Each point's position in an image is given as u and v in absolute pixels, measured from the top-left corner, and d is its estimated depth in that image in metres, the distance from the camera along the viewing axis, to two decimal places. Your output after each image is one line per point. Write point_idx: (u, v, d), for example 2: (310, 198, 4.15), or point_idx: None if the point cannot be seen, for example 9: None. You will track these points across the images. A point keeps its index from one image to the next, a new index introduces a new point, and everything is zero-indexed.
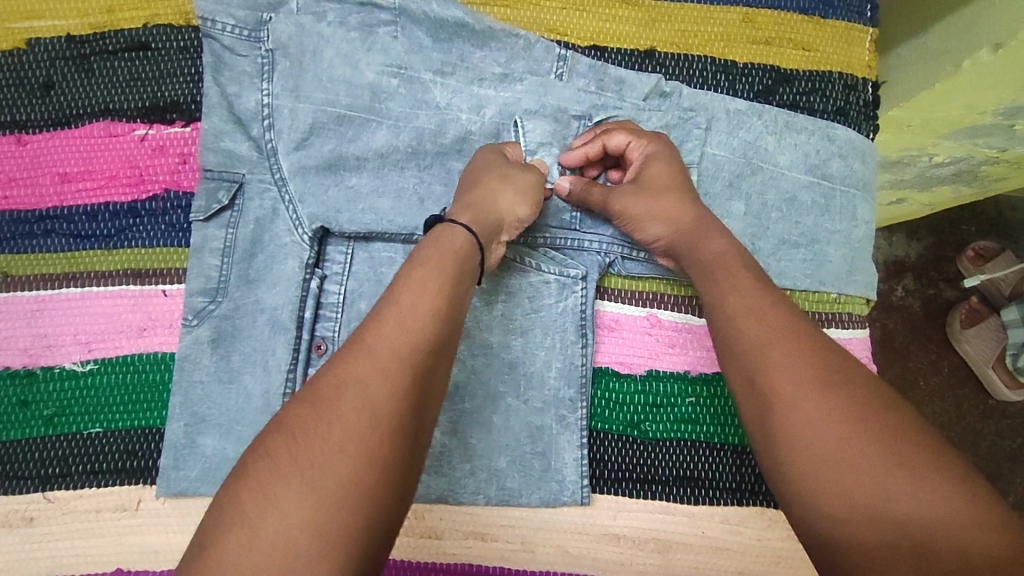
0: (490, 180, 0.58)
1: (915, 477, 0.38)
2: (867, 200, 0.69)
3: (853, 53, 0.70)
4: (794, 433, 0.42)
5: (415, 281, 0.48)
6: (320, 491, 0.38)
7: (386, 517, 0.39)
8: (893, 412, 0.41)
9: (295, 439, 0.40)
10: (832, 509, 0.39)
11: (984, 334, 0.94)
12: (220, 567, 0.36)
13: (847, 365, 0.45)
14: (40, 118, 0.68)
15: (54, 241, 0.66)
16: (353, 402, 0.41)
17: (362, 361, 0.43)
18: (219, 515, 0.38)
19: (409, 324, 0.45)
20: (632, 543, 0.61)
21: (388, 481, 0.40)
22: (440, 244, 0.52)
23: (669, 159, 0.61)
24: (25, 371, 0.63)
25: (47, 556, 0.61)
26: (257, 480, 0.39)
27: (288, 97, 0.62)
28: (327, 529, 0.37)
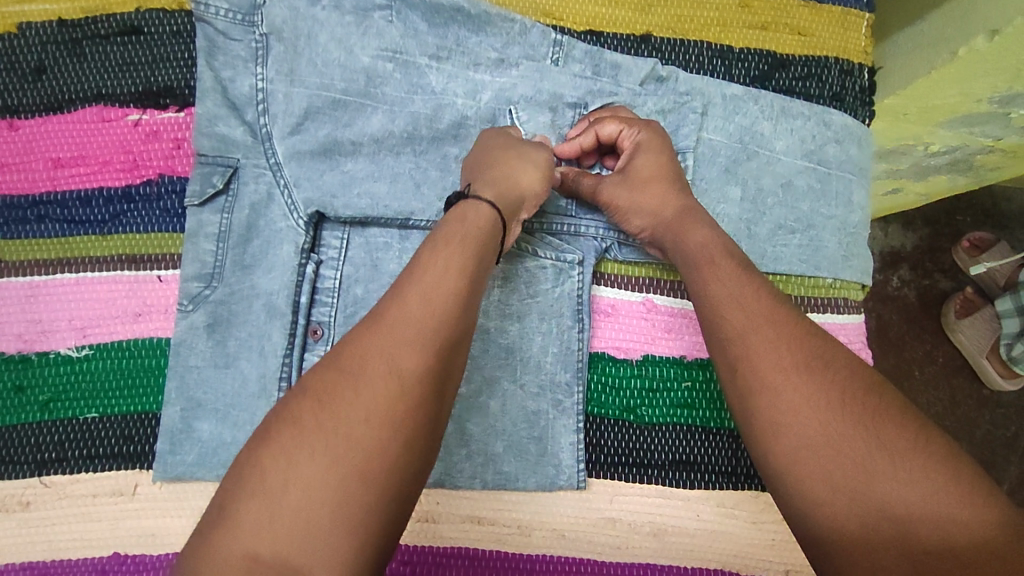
0: (505, 156, 0.58)
1: (912, 455, 0.38)
2: (863, 186, 0.69)
3: (850, 38, 0.70)
4: (782, 418, 0.43)
5: (440, 256, 0.48)
6: (341, 462, 0.38)
7: (404, 492, 0.40)
8: (884, 394, 0.42)
9: (320, 406, 0.40)
10: (815, 489, 0.40)
11: (979, 324, 0.93)
12: (245, 527, 0.37)
13: (839, 350, 0.45)
14: (32, 102, 0.67)
15: (48, 227, 0.66)
16: (379, 374, 0.41)
17: (386, 332, 0.43)
18: (242, 479, 0.39)
19: (436, 298, 0.45)
20: (628, 527, 0.61)
21: (409, 457, 0.40)
22: (464, 221, 0.52)
23: (659, 148, 0.61)
24: (20, 357, 0.63)
25: (44, 540, 0.61)
26: (281, 447, 0.39)
27: (283, 81, 0.62)
28: (347, 499, 0.38)
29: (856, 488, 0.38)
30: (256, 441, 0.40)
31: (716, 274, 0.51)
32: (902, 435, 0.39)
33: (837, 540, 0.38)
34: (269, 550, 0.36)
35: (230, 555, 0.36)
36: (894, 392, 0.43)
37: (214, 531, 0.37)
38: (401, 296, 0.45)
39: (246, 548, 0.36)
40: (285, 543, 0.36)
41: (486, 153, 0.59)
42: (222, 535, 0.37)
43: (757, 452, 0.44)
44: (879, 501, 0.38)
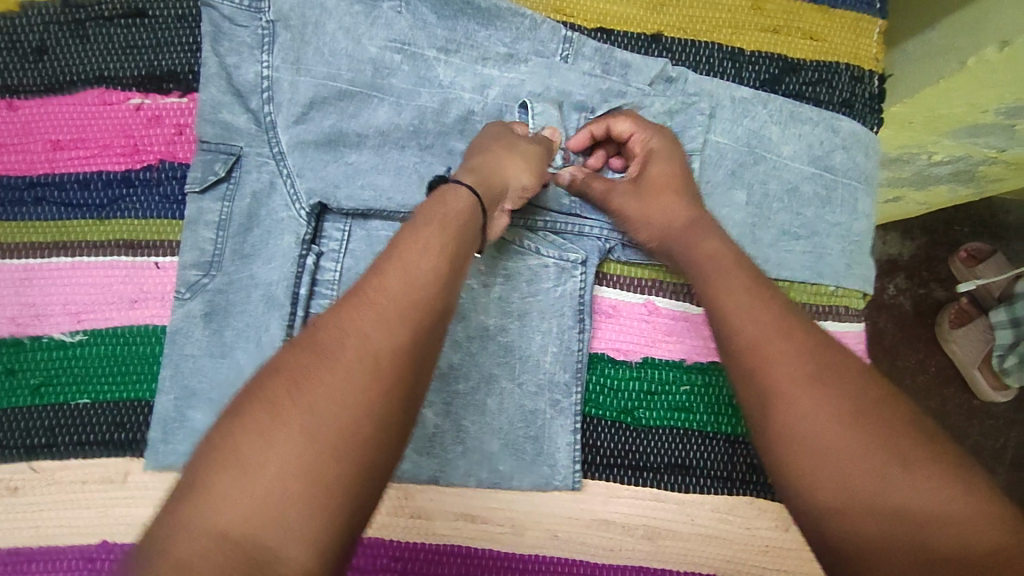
0: (495, 148, 0.58)
1: (910, 475, 0.39)
2: (869, 194, 0.68)
3: (861, 44, 0.70)
4: (795, 429, 0.42)
5: (419, 238, 0.48)
6: (315, 439, 0.38)
7: (377, 472, 0.39)
8: (880, 407, 0.42)
9: (296, 384, 0.40)
10: (827, 503, 0.40)
11: (973, 334, 0.94)
12: (214, 503, 0.36)
13: (842, 362, 0.45)
14: (32, 83, 0.66)
15: (46, 209, 0.65)
16: (355, 353, 0.41)
17: (365, 312, 0.43)
18: (213, 454, 0.38)
19: (414, 277, 0.45)
20: (622, 529, 0.61)
21: (383, 437, 0.40)
22: (445, 203, 0.52)
23: (671, 158, 0.61)
24: (13, 340, 0.62)
25: (34, 526, 0.60)
26: (255, 423, 0.38)
27: (288, 70, 0.61)
28: (321, 479, 0.37)
29: (870, 501, 0.39)
30: (228, 418, 0.39)
31: (723, 283, 0.51)
32: (907, 443, 0.40)
33: (850, 548, 0.38)
34: (241, 528, 0.35)
35: (201, 532, 0.35)
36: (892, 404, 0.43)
37: (183, 506, 0.36)
38: (381, 277, 0.45)
39: (219, 525, 0.35)
40: (257, 521, 0.36)
41: (477, 143, 0.59)
42: (192, 510, 0.36)
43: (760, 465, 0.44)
44: (896, 505, 0.38)
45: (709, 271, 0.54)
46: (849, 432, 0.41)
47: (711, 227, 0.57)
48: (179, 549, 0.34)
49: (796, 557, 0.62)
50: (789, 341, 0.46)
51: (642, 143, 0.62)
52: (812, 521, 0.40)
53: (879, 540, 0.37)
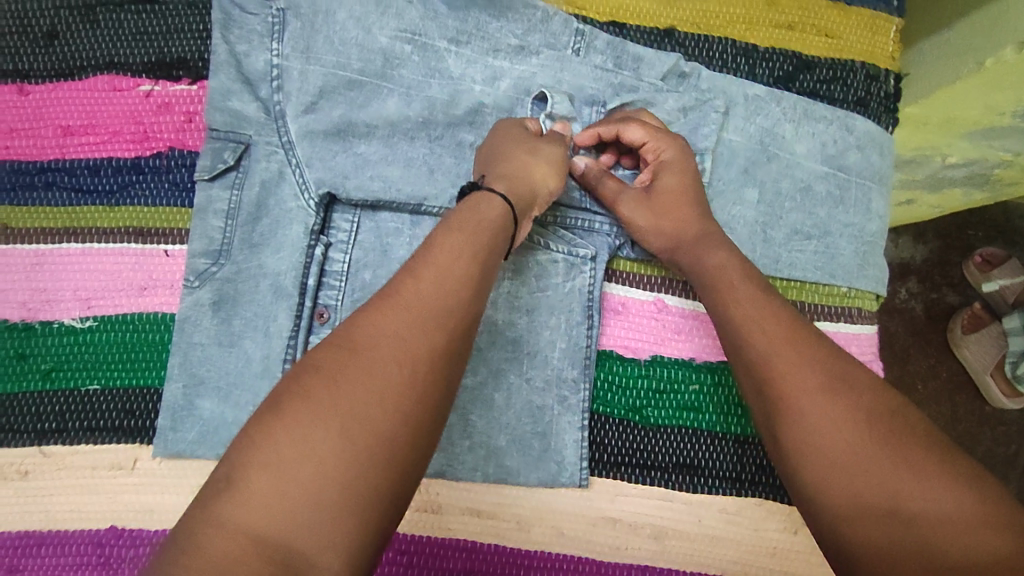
0: (520, 154, 0.57)
1: (925, 485, 0.38)
2: (882, 194, 0.68)
3: (876, 42, 0.69)
4: (820, 428, 0.43)
5: (452, 244, 0.48)
6: (352, 441, 0.38)
7: (409, 476, 0.40)
8: (894, 418, 0.42)
9: (334, 381, 0.40)
10: (840, 510, 0.40)
11: (985, 340, 0.94)
12: (251, 501, 0.36)
13: (856, 373, 0.45)
14: (42, 68, 0.66)
15: (56, 194, 0.65)
16: (392, 356, 0.41)
17: (399, 313, 0.43)
18: (248, 452, 0.38)
19: (448, 281, 0.45)
20: (628, 527, 0.61)
21: (415, 443, 0.40)
22: (478, 212, 0.52)
23: (684, 169, 0.61)
24: (23, 325, 0.63)
25: (42, 510, 0.61)
26: (293, 422, 0.38)
27: (299, 58, 0.61)
28: (358, 482, 0.37)
29: (884, 513, 0.38)
30: (265, 406, 0.40)
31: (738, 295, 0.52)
32: (927, 458, 0.39)
33: (864, 558, 0.38)
34: (276, 527, 0.36)
35: (238, 530, 0.35)
36: (907, 412, 0.42)
37: (219, 499, 0.36)
38: (415, 278, 0.45)
39: (254, 523, 0.36)
40: (293, 521, 0.36)
41: (498, 145, 0.59)
42: (226, 505, 0.36)
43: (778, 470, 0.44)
44: (907, 519, 0.38)
45: (728, 276, 0.54)
46: (868, 447, 0.41)
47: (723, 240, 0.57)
48: (218, 547, 0.34)
49: (802, 559, 0.61)
50: (795, 349, 0.47)
51: (654, 154, 0.61)
52: (830, 531, 0.40)
53: (892, 549, 0.37)
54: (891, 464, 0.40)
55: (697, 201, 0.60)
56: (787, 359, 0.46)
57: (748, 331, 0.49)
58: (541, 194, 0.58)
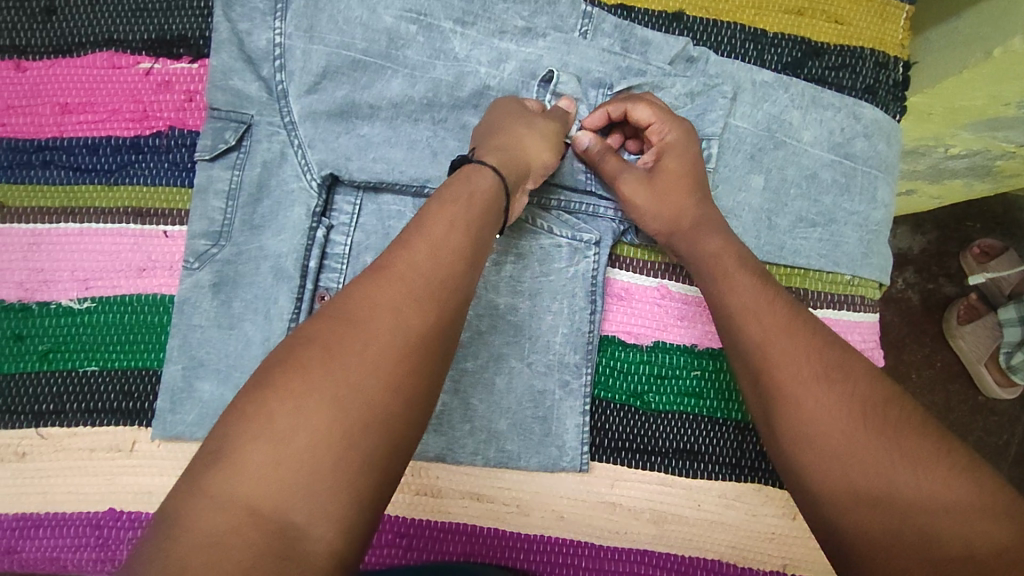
0: (516, 127, 0.57)
1: (923, 469, 0.38)
2: (889, 182, 0.67)
3: (886, 29, 0.68)
4: (819, 409, 0.42)
5: (446, 215, 0.48)
6: (345, 412, 0.38)
7: (402, 447, 0.40)
8: (897, 403, 0.42)
9: (328, 352, 0.40)
10: (839, 494, 0.40)
11: (980, 331, 0.93)
12: (243, 475, 0.35)
13: (848, 357, 0.45)
14: (40, 44, 0.65)
15: (54, 173, 0.64)
16: (384, 329, 0.41)
17: (392, 288, 0.43)
18: (242, 423, 0.37)
19: (441, 255, 0.45)
20: (627, 512, 0.61)
21: (408, 414, 0.40)
22: (471, 182, 0.52)
23: (686, 154, 0.60)
24: (20, 306, 0.62)
25: (40, 491, 0.60)
26: (286, 394, 0.38)
27: (301, 38, 0.60)
28: (352, 453, 0.37)
29: (880, 497, 0.38)
30: (255, 378, 0.39)
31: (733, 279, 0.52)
32: (926, 443, 0.39)
33: (861, 546, 0.38)
34: (269, 500, 0.35)
35: (231, 503, 0.35)
36: (908, 400, 0.43)
37: (211, 472, 0.36)
38: (404, 252, 0.45)
39: (247, 498, 0.35)
40: (285, 495, 0.35)
41: (496, 119, 0.58)
42: (217, 477, 0.35)
43: (784, 452, 0.43)
44: (904, 507, 0.38)
45: (723, 260, 0.54)
46: (867, 431, 0.41)
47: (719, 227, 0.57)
48: (207, 520, 0.34)
49: (799, 545, 0.61)
50: (798, 335, 0.46)
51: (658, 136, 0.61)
52: (828, 515, 0.40)
53: (887, 536, 0.37)
54: (886, 442, 0.40)
55: (698, 187, 0.59)
56: (793, 343, 0.46)
57: (757, 313, 0.48)
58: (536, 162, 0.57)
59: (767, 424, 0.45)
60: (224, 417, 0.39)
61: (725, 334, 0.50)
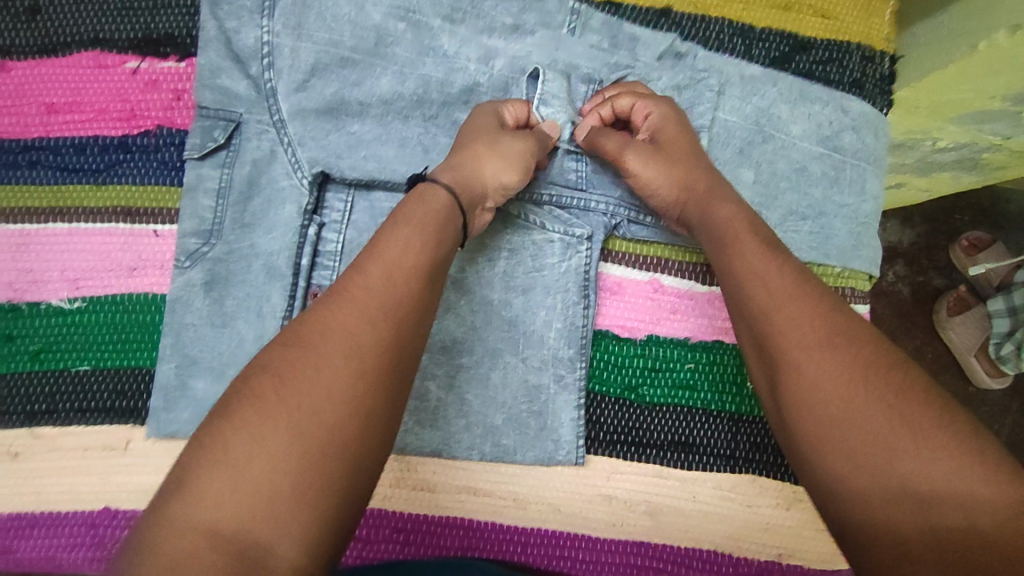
0: (477, 146, 0.56)
1: (919, 438, 0.39)
2: (877, 175, 0.68)
3: (872, 23, 0.69)
4: (814, 384, 0.43)
5: (400, 237, 0.47)
6: (303, 436, 0.38)
7: (366, 467, 0.39)
8: (898, 370, 0.42)
9: (284, 381, 0.40)
10: (836, 469, 0.40)
11: (970, 323, 0.94)
12: (201, 501, 0.36)
13: (850, 325, 0.45)
14: (25, 43, 0.65)
15: (41, 173, 0.63)
16: (339, 351, 0.41)
17: (347, 309, 0.43)
18: (200, 453, 0.37)
19: (397, 276, 0.45)
20: (624, 504, 0.61)
21: (368, 435, 0.40)
22: (423, 203, 0.51)
23: (680, 122, 0.60)
24: (10, 306, 0.61)
25: (34, 491, 0.60)
26: (242, 424, 0.38)
27: (289, 35, 0.60)
28: (311, 473, 0.37)
29: (877, 468, 0.39)
30: (232, 391, 0.40)
31: (735, 251, 0.51)
32: (925, 411, 0.40)
33: (859, 519, 0.38)
34: (229, 523, 0.35)
35: (190, 529, 0.35)
36: (909, 366, 0.42)
37: (172, 501, 0.36)
38: (361, 275, 0.45)
39: (207, 523, 0.35)
40: (246, 517, 0.35)
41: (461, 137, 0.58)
42: (180, 505, 0.36)
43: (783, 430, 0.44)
44: (903, 479, 0.38)
45: (734, 228, 0.52)
46: (864, 402, 0.41)
47: (728, 192, 0.56)
48: (170, 546, 0.34)
49: (796, 535, 0.62)
50: (799, 306, 0.46)
51: (644, 116, 0.61)
52: (826, 491, 0.40)
53: (886, 510, 0.38)
54: (893, 419, 0.40)
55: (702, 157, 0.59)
56: (795, 311, 0.46)
57: (758, 281, 0.48)
58: (490, 188, 0.56)
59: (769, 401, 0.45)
60: (195, 438, 0.39)
61: (732, 307, 0.50)
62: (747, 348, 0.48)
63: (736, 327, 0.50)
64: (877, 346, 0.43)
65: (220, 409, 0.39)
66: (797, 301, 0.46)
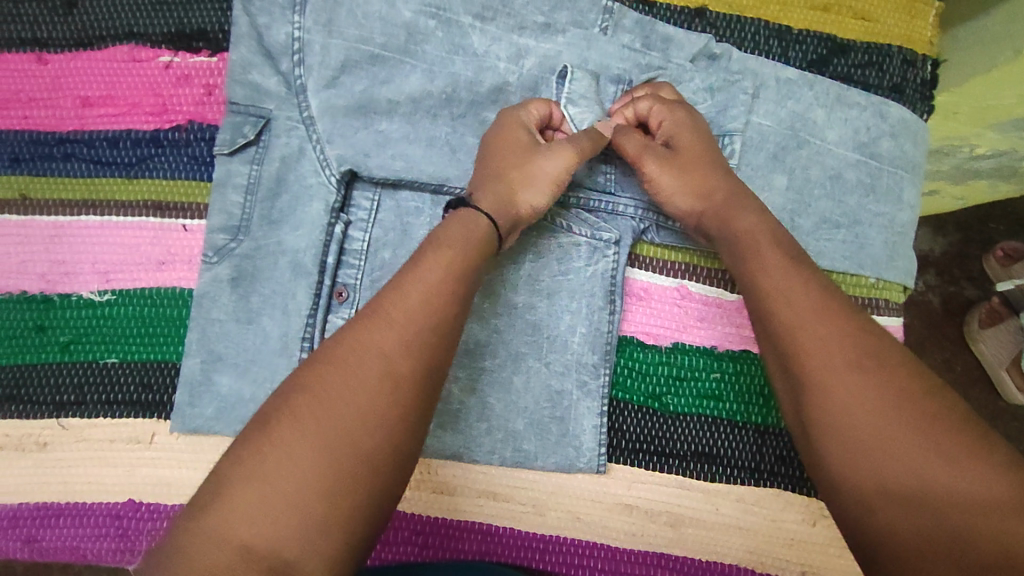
0: (513, 171, 0.57)
1: (959, 469, 0.37)
2: (915, 183, 0.66)
3: (915, 26, 0.66)
4: (849, 407, 0.41)
5: (438, 258, 0.48)
6: (335, 450, 0.38)
7: (392, 482, 0.40)
8: (935, 398, 0.40)
9: (319, 400, 0.40)
10: (868, 499, 0.39)
11: (1002, 335, 0.87)
12: (236, 516, 0.36)
13: (885, 347, 0.43)
14: (61, 37, 0.66)
15: (75, 166, 0.64)
16: (375, 370, 0.42)
17: (383, 329, 0.43)
18: (234, 468, 0.38)
19: (434, 296, 0.46)
20: (644, 514, 0.60)
21: (396, 451, 0.40)
22: (468, 228, 0.52)
23: (697, 127, 0.59)
24: (42, 297, 0.63)
25: (61, 481, 0.61)
26: (277, 437, 0.39)
27: (320, 32, 0.60)
28: (340, 488, 0.38)
29: (913, 501, 0.38)
30: (273, 405, 0.41)
31: (767, 263, 0.49)
32: (967, 441, 0.38)
33: (889, 554, 0.37)
34: (260, 535, 0.36)
35: (224, 539, 0.35)
36: (946, 392, 0.41)
37: (207, 514, 0.36)
38: (399, 295, 0.45)
39: (242, 538, 0.35)
40: (281, 533, 0.36)
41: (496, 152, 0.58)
42: (215, 519, 0.36)
43: (813, 452, 0.43)
44: (938, 513, 0.37)
45: (755, 241, 0.51)
46: (902, 428, 0.39)
47: (750, 203, 0.54)
48: (205, 560, 0.34)
49: (817, 550, 0.61)
50: (832, 324, 0.45)
51: (657, 123, 0.60)
52: (856, 521, 0.39)
53: (919, 544, 0.36)
54: (931, 448, 0.38)
55: (721, 164, 0.57)
56: (831, 329, 0.44)
57: (789, 295, 0.47)
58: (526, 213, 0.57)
59: (797, 422, 0.44)
60: (230, 453, 0.39)
61: (755, 326, 0.49)
62: (772, 371, 0.47)
63: (761, 345, 0.49)
64: (913, 370, 0.42)
65: (252, 427, 0.40)
66: (831, 320, 0.45)
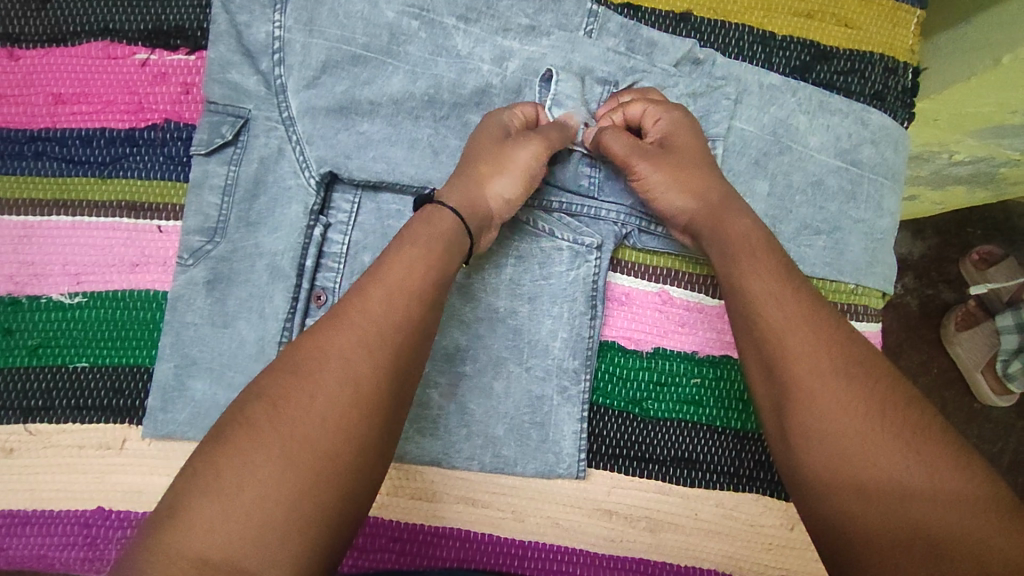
0: (499, 165, 0.55)
1: (934, 476, 0.38)
2: (896, 191, 0.66)
3: (896, 34, 0.67)
4: (829, 415, 0.41)
5: (405, 260, 0.47)
6: (298, 464, 0.38)
7: (358, 495, 0.39)
8: (909, 411, 0.41)
9: (277, 408, 0.39)
10: (843, 505, 0.39)
11: (978, 339, 0.88)
12: (191, 531, 0.35)
13: (864, 357, 0.44)
14: (34, 32, 0.64)
15: (46, 165, 0.63)
16: (338, 377, 0.41)
17: (352, 334, 0.42)
18: (194, 479, 0.37)
19: (401, 300, 0.45)
20: (623, 520, 0.60)
21: (362, 464, 0.40)
22: (433, 224, 0.51)
23: (690, 129, 0.58)
24: (11, 299, 0.61)
25: (27, 488, 0.59)
26: (233, 448, 0.38)
27: (301, 31, 0.59)
28: (304, 502, 0.37)
29: (890, 506, 0.37)
30: (231, 414, 0.40)
31: (750, 266, 0.49)
32: (944, 453, 0.39)
33: (863, 558, 0.37)
34: (222, 550, 0.35)
35: (180, 555, 0.34)
36: (921, 405, 0.41)
37: (163, 530, 0.35)
38: (374, 301, 0.44)
39: (198, 550, 0.34)
40: (238, 544, 0.35)
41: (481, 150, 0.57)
42: (173, 534, 0.35)
43: (789, 458, 0.42)
44: (914, 519, 0.37)
45: (749, 245, 0.50)
46: (879, 436, 0.40)
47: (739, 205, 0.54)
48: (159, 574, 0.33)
49: (796, 557, 0.61)
50: (810, 329, 0.45)
51: (653, 121, 0.59)
52: (829, 527, 0.39)
53: (894, 549, 0.36)
54: (907, 455, 0.39)
55: (709, 164, 0.57)
56: (811, 336, 0.45)
57: (778, 300, 0.47)
58: (511, 207, 0.55)
59: (775, 429, 0.44)
60: (189, 468, 0.38)
61: (738, 321, 0.49)
62: (752, 374, 0.47)
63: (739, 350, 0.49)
64: (889, 382, 0.42)
65: (211, 438, 0.39)
66: (812, 326, 0.45)
